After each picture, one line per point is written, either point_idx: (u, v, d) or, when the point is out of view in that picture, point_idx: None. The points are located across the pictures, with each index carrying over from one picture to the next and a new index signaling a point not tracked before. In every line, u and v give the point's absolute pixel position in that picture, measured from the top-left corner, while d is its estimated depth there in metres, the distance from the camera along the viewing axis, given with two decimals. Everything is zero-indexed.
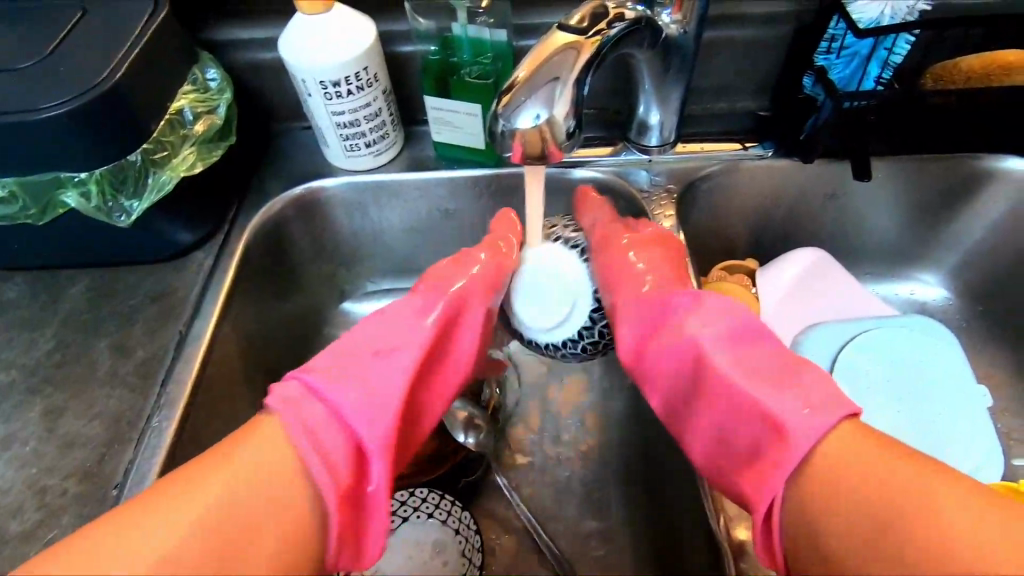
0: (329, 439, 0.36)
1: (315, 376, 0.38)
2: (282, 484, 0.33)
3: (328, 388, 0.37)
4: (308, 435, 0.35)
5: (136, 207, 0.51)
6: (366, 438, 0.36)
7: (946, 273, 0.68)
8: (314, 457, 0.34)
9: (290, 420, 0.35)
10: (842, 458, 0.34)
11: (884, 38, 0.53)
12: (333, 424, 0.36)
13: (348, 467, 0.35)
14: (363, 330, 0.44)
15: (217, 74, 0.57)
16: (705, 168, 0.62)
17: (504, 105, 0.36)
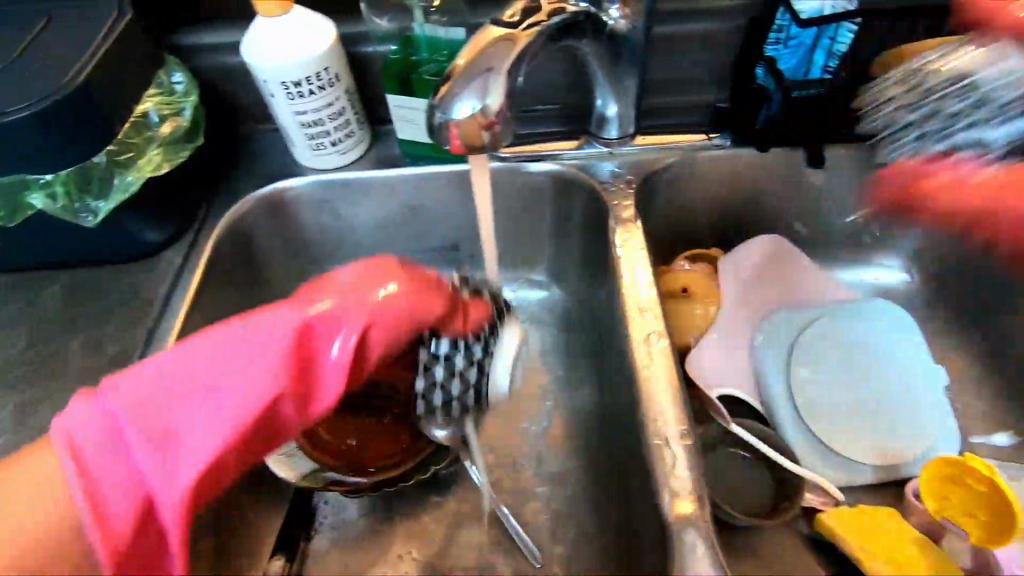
0: (101, 486, 0.33)
1: (113, 403, 0.34)
2: (56, 523, 0.33)
3: (128, 430, 0.34)
4: (83, 493, 0.32)
5: (102, 208, 0.52)
6: (159, 494, 0.34)
7: (906, 258, 0.70)
8: (83, 508, 0.32)
9: (61, 456, 0.33)
10: None
11: (827, 29, 0.56)
12: (120, 476, 0.33)
13: (116, 527, 0.33)
14: (215, 336, 0.37)
15: (182, 77, 0.59)
16: (664, 159, 0.64)
17: (441, 97, 0.37)
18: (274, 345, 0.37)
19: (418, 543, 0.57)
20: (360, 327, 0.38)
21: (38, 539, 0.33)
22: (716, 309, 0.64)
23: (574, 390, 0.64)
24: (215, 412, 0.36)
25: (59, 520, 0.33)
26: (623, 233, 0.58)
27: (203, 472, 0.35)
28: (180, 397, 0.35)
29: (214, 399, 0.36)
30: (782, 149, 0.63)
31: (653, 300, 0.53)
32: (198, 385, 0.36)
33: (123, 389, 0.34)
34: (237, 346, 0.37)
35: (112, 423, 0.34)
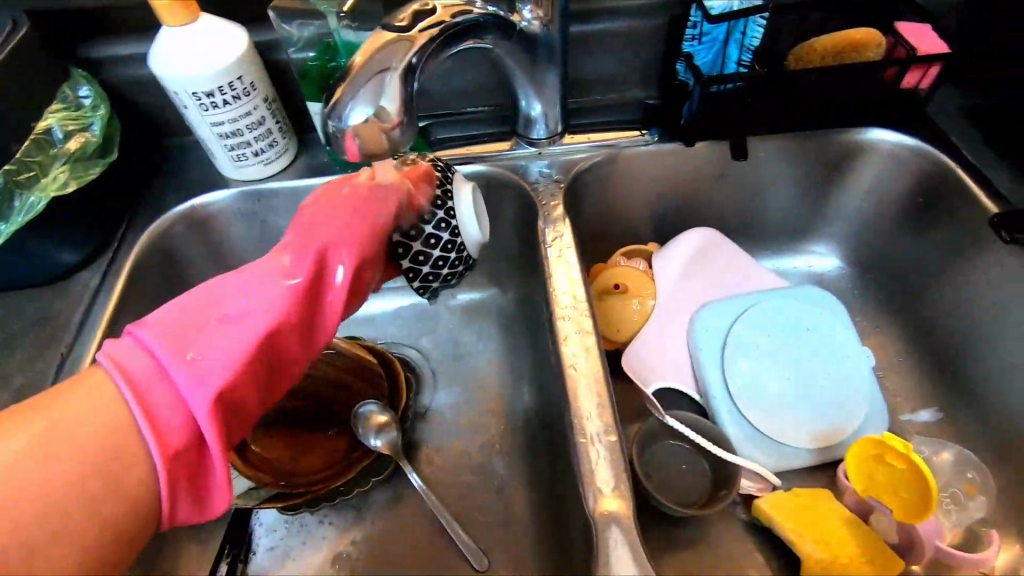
0: (158, 404, 0.34)
1: (152, 335, 0.36)
2: (108, 430, 0.33)
3: (162, 351, 0.36)
4: (127, 384, 0.34)
5: (2, 230, 0.49)
6: (195, 407, 0.35)
7: (834, 245, 0.72)
8: (141, 425, 0.34)
9: (112, 375, 0.34)
10: None
11: (737, 23, 0.55)
12: (162, 393, 0.35)
13: (176, 437, 0.34)
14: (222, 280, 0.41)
15: (90, 91, 0.56)
16: (593, 158, 0.64)
17: (332, 103, 0.36)
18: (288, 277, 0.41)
19: (359, 557, 0.56)
20: (349, 261, 0.43)
21: (109, 458, 0.33)
22: (653, 303, 0.65)
23: (517, 392, 0.64)
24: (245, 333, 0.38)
25: (124, 449, 0.33)
26: (554, 232, 0.59)
27: (226, 387, 0.36)
28: (200, 316, 0.38)
29: (236, 321, 0.38)
30: (708, 143, 0.65)
31: (583, 297, 0.54)
32: (218, 312, 0.39)
33: (155, 326, 0.37)
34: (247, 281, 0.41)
35: (150, 352, 0.36)
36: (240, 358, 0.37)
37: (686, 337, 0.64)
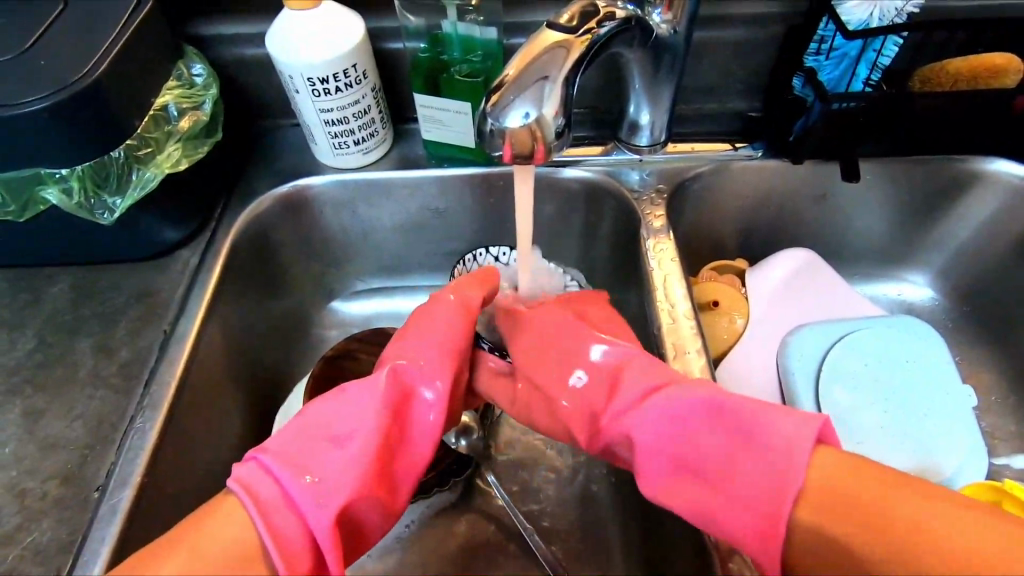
0: (281, 521, 0.34)
1: (272, 457, 0.36)
2: (240, 544, 0.33)
3: (284, 473, 0.35)
4: (258, 511, 0.34)
5: (119, 204, 0.50)
6: (314, 521, 0.34)
7: (932, 275, 0.69)
8: (267, 541, 0.33)
9: (244, 501, 0.34)
10: (824, 482, 0.34)
11: (872, 41, 0.54)
12: (286, 507, 0.34)
13: (299, 558, 0.33)
14: (322, 401, 0.41)
15: (202, 70, 0.56)
16: (696, 168, 0.62)
17: (494, 104, 0.36)
18: (384, 390, 0.40)
19: (436, 557, 0.55)
20: (439, 376, 0.43)
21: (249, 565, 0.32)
22: (743, 322, 0.63)
23: None
24: (347, 452, 0.38)
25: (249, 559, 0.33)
26: (655, 243, 0.57)
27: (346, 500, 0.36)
28: (312, 436, 0.39)
29: (350, 437, 0.38)
30: (815, 162, 0.62)
31: (686, 313, 0.53)
32: (327, 433, 0.39)
33: (271, 449, 0.37)
34: (351, 397, 0.41)
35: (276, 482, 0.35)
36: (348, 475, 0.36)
37: (777, 358, 0.61)
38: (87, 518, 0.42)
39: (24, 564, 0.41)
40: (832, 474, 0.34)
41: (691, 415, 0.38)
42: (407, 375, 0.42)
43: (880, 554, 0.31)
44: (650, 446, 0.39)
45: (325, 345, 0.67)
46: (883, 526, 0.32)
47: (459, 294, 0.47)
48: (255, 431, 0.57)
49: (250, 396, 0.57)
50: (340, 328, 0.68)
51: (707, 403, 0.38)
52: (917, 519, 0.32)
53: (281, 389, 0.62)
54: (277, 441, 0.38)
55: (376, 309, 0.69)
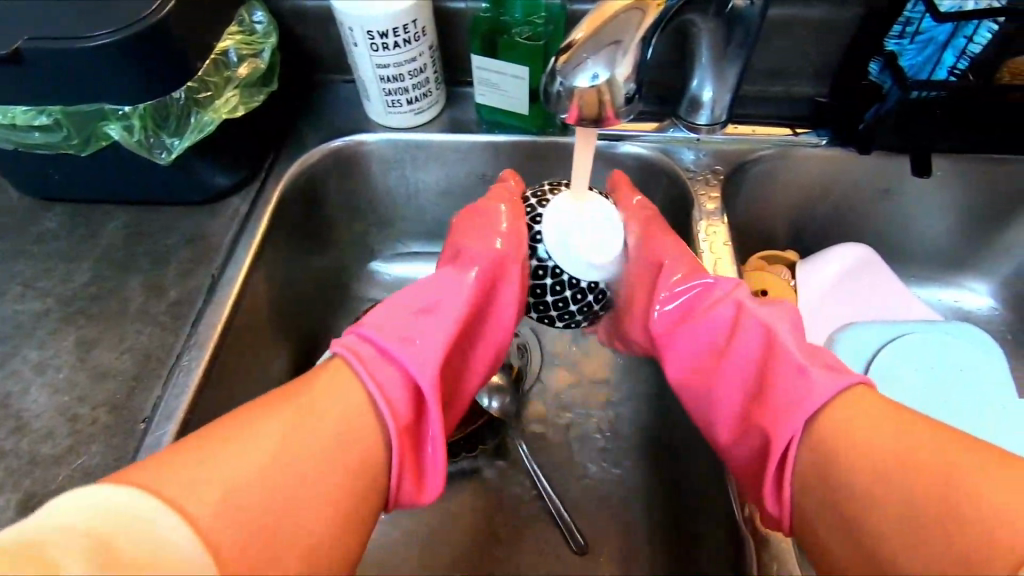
0: (387, 382, 0.39)
1: (370, 330, 0.42)
2: (349, 409, 0.37)
3: (385, 343, 0.41)
4: (368, 375, 0.38)
5: (177, 145, 0.51)
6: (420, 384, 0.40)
7: (996, 283, 0.65)
8: (375, 397, 0.38)
9: (350, 362, 0.39)
10: (841, 437, 0.36)
11: (965, 25, 0.50)
12: (391, 370, 0.40)
13: (402, 411, 0.39)
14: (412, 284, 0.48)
15: (263, 17, 0.56)
16: (756, 152, 0.60)
17: (564, 62, 0.34)
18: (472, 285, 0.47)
19: (461, 520, 0.56)
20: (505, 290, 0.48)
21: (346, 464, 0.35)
22: None
23: (629, 382, 0.62)
24: (440, 330, 0.44)
25: (356, 420, 0.36)
26: (708, 225, 0.55)
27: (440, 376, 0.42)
28: (408, 313, 0.45)
29: (441, 313, 0.45)
30: (883, 154, 0.59)
31: None
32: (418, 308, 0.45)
33: (372, 327, 0.42)
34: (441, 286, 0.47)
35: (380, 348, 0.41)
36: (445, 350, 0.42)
37: None
38: (132, 447, 0.44)
39: (73, 484, 0.43)
40: (847, 413, 0.37)
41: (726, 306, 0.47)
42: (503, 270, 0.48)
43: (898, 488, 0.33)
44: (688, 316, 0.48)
45: (363, 304, 0.68)
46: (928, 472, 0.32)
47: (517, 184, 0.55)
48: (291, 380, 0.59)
49: (288, 347, 0.58)
50: (378, 288, 0.69)
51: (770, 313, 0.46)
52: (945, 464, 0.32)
53: (318, 343, 0.63)
54: (378, 320, 0.43)
55: (414, 272, 0.70)
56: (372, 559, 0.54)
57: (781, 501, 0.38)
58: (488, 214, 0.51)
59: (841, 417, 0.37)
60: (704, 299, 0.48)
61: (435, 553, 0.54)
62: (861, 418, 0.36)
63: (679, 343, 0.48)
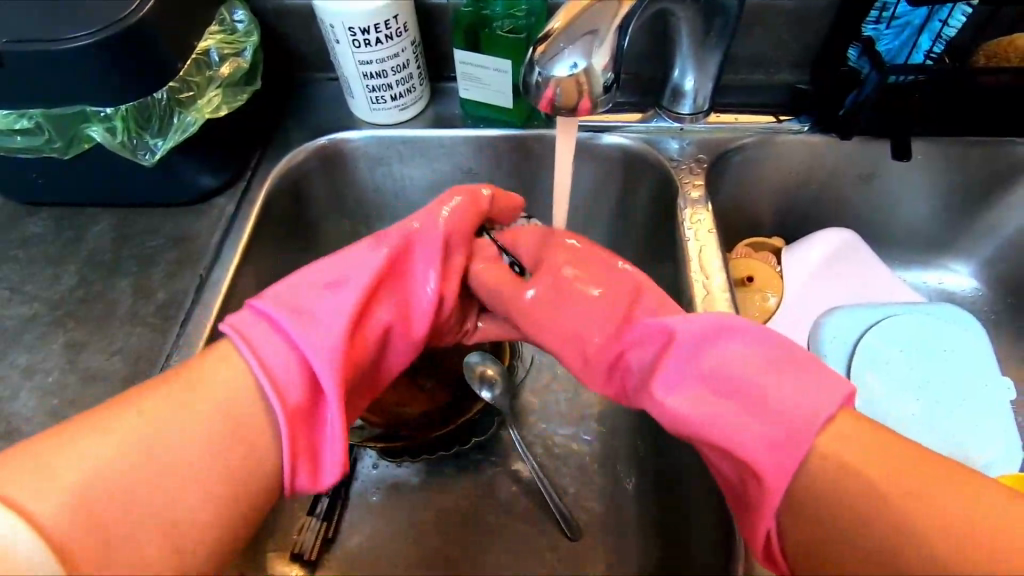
0: (275, 362, 0.36)
1: (266, 304, 0.39)
2: (237, 392, 0.35)
3: (280, 314, 0.38)
4: (255, 354, 0.36)
5: (160, 146, 0.51)
6: (312, 363, 0.37)
7: (978, 264, 0.66)
8: (262, 380, 0.36)
9: (237, 342, 0.37)
10: (858, 457, 0.33)
11: (939, 8, 0.51)
12: (283, 350, 0.37)
13: (291, 390, 0.36)
14: (319, 262, 0.44)
15: (245, 16, 0.56)
16: (739, 139, 0.61)
17: (541, 53, 0.35)
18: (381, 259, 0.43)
19: (455, 512, 0.56)
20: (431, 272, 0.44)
21: (235, 440, 0.34)
22: (777, 301, 0.62)
23: None
24: (340, 312, 0.40)
25: (246, 409, 0.35)
26: (693, 213, 0.56)
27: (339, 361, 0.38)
28: (311, 290, 0.41)
29: (346, 289, 0.41)
30: (864, 139, 0.60)
31: (721, 286, 0.52)
32: (325, 284, 0.42)
33: (275, 298, 0.40)
34: (353, 259, 0.43)
35: (275, 324, 0.38)
36: (351, 319, 0.40)
37: (810, 340, 0.60)
38: None
39: None
40: (849, 429, 0.34)
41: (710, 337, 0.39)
42: (413, 240, 0.45)
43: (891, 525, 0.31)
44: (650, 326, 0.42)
45: None
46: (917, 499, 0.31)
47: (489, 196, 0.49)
48: None
49: None
50: None
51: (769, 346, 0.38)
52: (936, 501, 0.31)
53: None
54: (275, 294, 0.40)
55: None
56: (368, 554, 0.54)
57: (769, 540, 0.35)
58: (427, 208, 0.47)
59: (836, 437, 0.34)
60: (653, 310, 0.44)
61: (431, 546, 0.55)
62: (862, 446, 0.33)
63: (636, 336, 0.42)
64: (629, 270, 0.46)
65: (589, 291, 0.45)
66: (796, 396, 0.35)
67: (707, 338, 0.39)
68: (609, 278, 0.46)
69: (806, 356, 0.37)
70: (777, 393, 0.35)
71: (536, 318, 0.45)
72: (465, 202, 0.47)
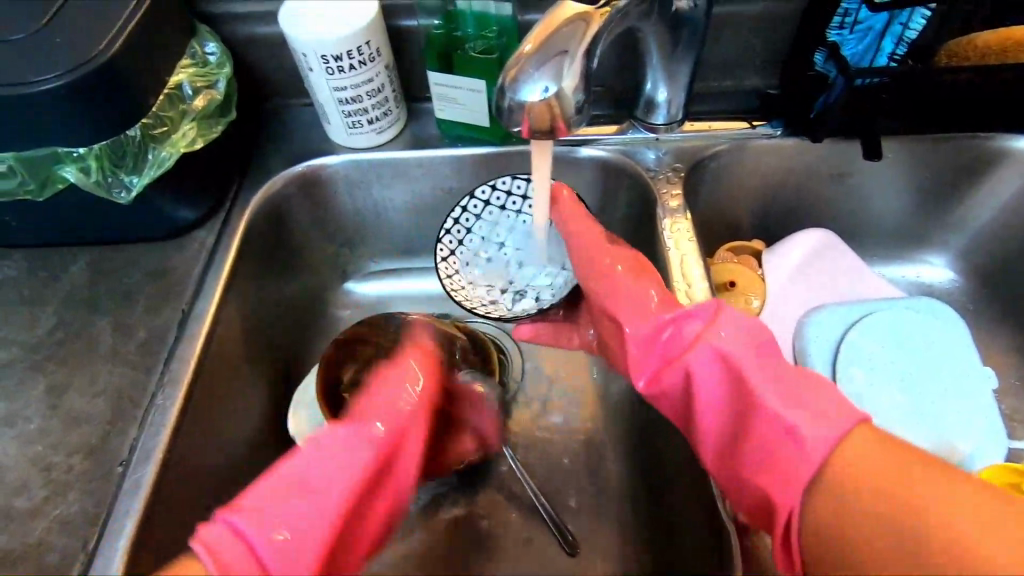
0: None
1: (240, 519, 0.38)
2: None
3: (253, 539, 0.38)
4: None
5: (136, 183, 0.50)
6: None
7: (953, 256, 0.67)
8: None
9: (206, 562, 0.36)
10: (852, 463, 0.35)
11: (899, 12, 0.52)
12: (249, 560, 0.37)
13: None
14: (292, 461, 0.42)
15: (215, 48, 0.56)
16: (714, 147, 0.61)
17: (510, 78, 0.35)
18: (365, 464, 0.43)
19: (453, 534, 0.56)
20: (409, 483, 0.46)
21: None
22: (760, 304, 0.63)
23: (609, 380, 0.63)
24: (312, 509, 0.40)
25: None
26: (672, 223, 0.57)
27: None
28: (284, 489, 0.40)
29: (321, 496, 0.41)
30: (834, 140, 0.61)
31: (704, 293, 0.52)
32: (300, 486, 0.41)
33: (248, 507, 0.39)
34: (328, 460, 0.42)
35: (242, 546, 0.37)
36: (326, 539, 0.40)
37: (794, 340, 0.61)
38: (111, 491, 0.43)
39: (52, 535, 0.42)
40: (861, 444, 0.35)
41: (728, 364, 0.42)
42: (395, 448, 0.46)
43: (897, 540, 0.31)
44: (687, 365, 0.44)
45: (340, 324, 0.68)
46: (913, 511, 0.32)
47: (423, 387, 0.48)
48: (272, 408, 0.58)
49: (267, 375, 0.58)
50: (354, 308, 0.69)
51: (755, 353, 0.42)
52: (940, 502, 0.31)
53: (296, 368, 0.63)
54: (247, 502, 0.39)
55: (389, 290, 0.70)
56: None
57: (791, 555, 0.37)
58: (394, 379, 0.48)
59: (854, 454, 0.35)
60: (676, 341, 0.46)
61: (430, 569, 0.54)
62: (860, 454, 0.35)
63: (665, 387, 0.45)
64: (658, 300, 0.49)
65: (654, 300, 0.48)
66: (814, 406, 0.38)
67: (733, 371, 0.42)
68: (631, 300, 0.49)
69: (823, 383, 0.40)
70: (787, 414, 0.38)
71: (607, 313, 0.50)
72: (426, 369, 0.49)
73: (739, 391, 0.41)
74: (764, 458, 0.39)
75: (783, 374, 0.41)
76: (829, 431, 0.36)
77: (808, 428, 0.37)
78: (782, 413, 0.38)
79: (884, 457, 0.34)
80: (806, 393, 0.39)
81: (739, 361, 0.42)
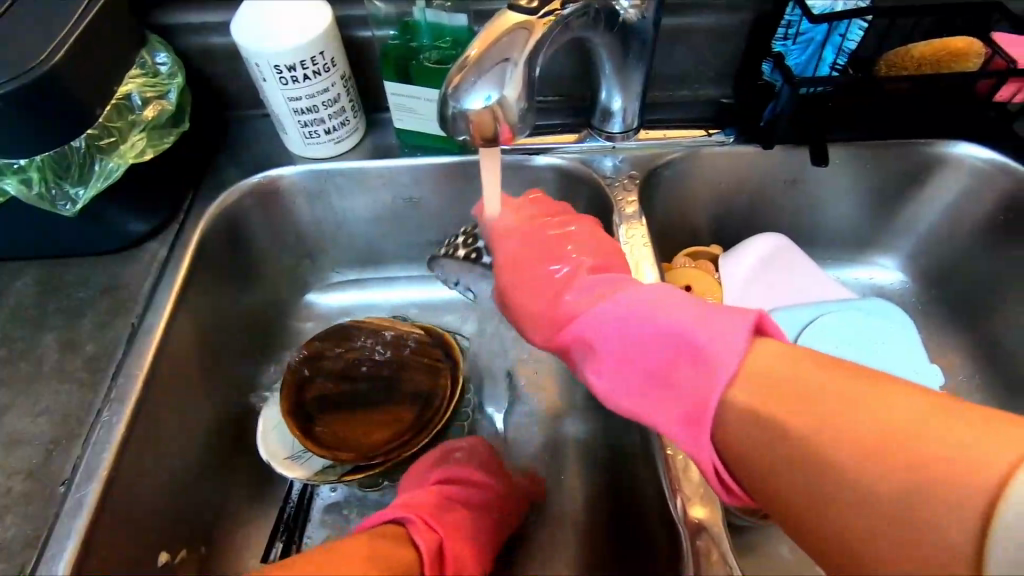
0: None
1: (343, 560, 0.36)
2: None
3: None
4: None
5: (81, 195, 0.49)
6: None
7: (902, 258, 0.70)
8: None
9: None
10: (772, 375, 0.33)
11: (837, 24, 0.54)
12: None
13: None
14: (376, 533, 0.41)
15: (167, 58, 0.55)
16: (667, 155, 0.63)
17: (454, 85, 0.35)
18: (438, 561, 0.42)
19: None
20: None
21: None
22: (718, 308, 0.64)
23: (573, 387, 0.63)
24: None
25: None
26: (627, 229, 0.57)
27: None
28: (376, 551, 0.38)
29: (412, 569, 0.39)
30: (787, 146, 0.62)
31: None
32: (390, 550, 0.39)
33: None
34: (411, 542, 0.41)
35: None
36: None
37: None
38: (52, 513, 0.42)
39: None
40: (763, 357, 0.34)
41: (623, 317, 0.40)
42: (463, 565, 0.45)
43: (851, 457, 0.28)
44: (597, 327, 0.41)
45: (301, 337, 0.67)
46: (891, 438, 0.28)
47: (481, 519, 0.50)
48: (228, 423, 0.57)
49: (223, 389, 0.57)
50: (317, 320, 0.69)
51: (650, 296, 0.40)
52: (885, 412, 0.29)
53: (255, 382, 0.62)
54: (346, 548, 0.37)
55: (352, 301, 0.70)
56: None
57: (733, 488, 0.35)
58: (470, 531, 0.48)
59: (756, 365, 0.33)
60: (580, 302, 0.44)
61: None
62: (779, 365, 0.33)
63: (582, 355, 0.43)
64: (562, 272, 0.48)
65: (549, 271, 0.48)
66: (714, 332, 0.35)
67: (627, 318, 0.40)
68: (536, 278, 0.48)
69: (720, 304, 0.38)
70: (701, 335, 0.36)
71: (510, 293, 0.49)
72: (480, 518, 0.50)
73: (637, 338, 0.39)
74: (687, 407, 0.36)
75: (670, 304, 0.39)
76: (736, 341, 0.34)
77: (706, 341, 0.35)
78: (687, 347, 0.36)
79: (807, 369, 0.32)
80: (707, 319, 0.36)
81: (636, 306, 0.40)
